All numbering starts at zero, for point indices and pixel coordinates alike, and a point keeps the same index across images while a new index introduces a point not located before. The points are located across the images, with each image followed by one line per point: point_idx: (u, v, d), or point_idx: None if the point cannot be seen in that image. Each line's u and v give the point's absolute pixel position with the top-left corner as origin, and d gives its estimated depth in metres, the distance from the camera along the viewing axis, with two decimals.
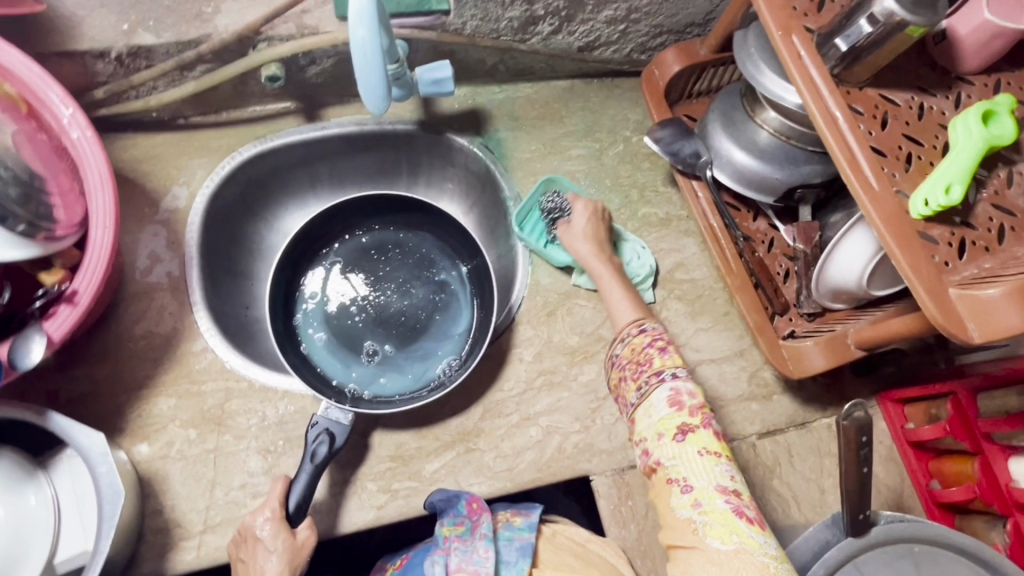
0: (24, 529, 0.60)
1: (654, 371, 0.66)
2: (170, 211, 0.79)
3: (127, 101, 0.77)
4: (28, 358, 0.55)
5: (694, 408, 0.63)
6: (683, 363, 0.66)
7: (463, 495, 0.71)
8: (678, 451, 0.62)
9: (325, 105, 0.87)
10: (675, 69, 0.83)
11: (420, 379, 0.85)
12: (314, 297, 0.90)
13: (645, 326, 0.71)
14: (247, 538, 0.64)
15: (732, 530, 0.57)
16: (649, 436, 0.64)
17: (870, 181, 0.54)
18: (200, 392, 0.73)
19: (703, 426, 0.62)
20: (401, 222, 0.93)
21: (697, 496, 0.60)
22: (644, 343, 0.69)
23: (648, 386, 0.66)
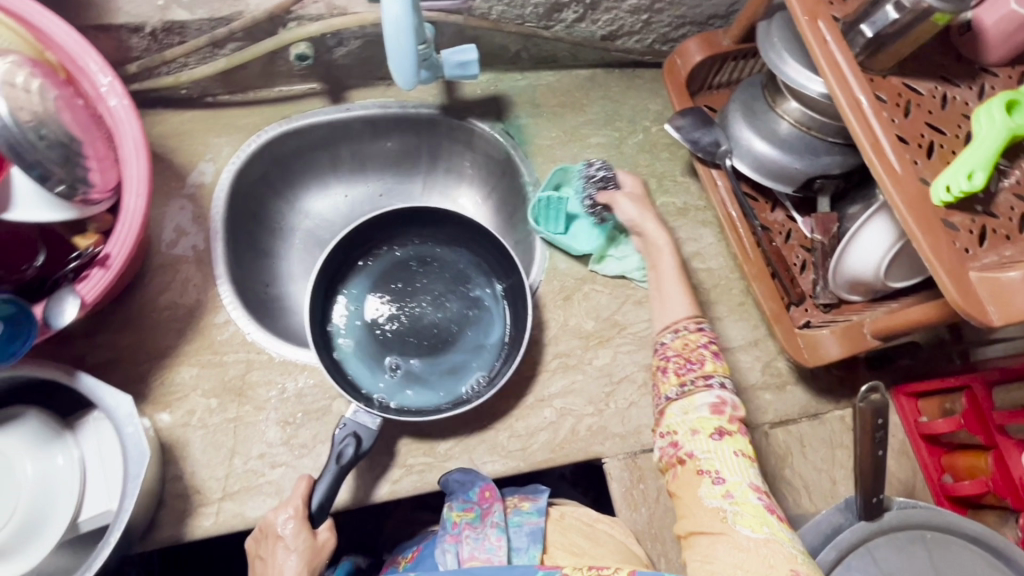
0: (54, 486, 0.62)
1: (703, 373, 0.66)
2: (196, 186, 0.81)
3: (159, 77, 0.79)
4: (61, 318, 0.57)
5: (734, 417, 0.64)
6: (728, 373, 0.67)
7: (477, 479, 0.72)
8: (714, 449, 0.62)
9: (349, 87, 0.88)
10: (697, 59, 0.83)
11: (447, 393, 0.81)
12: (346, 308, 0.85)
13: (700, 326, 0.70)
14: (268, 535, 0.64)
15: (762, 523, 0.57)
16: (681, 431, 0.64)
17: (893, 165, 0.55)
18: (222, 363, 0.74)
19: (740, 432, 0.63)
20: (440, 235, 0.88)
21: (728, 488, 0.59)
22: (698, 343, 0.68)
23: (693, 385, 0.65)
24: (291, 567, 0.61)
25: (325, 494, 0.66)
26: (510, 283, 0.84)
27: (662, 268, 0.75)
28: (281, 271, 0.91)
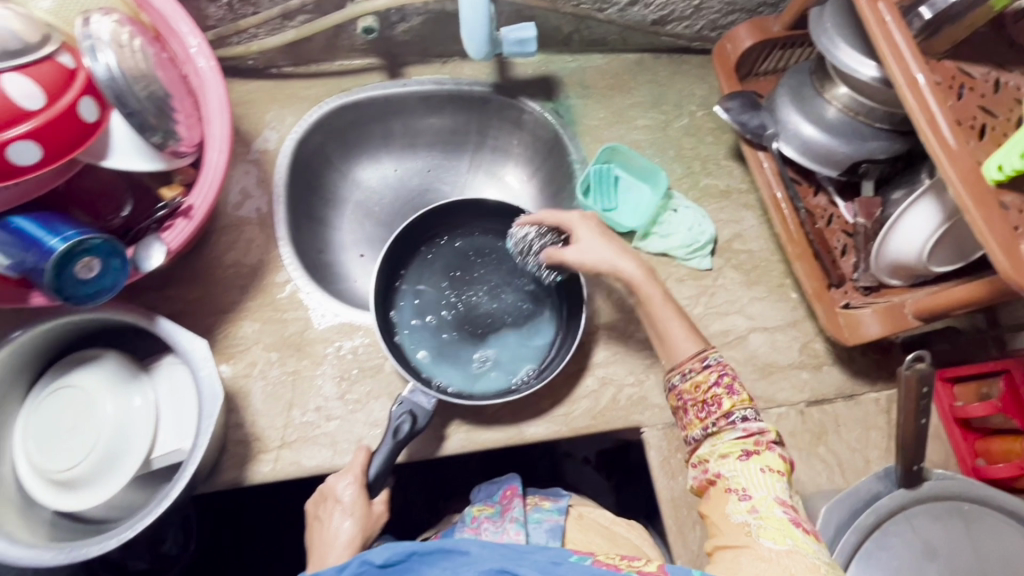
0: (130, 423, 0.66)
1: (723, 412, 0.64)
2: (260, 151, 0.84)
3: (231, 46, 0.83)
4: (148, 262, 0.61)
5: (761, 437, 0.62)
6: (750, 402, 0.64)
7: (501, 484, 0.81)
8: (739, 468, 0.60)
9: (406, 64, 0.92)
10: (747, 44, 0.85)
11: (497, 378, 0.83)
12: (407, 292, 0.88)
13: (707, 359, 0.67)
14: (327, 498, 0.68)
15: (786, 536, 0.55)
16: (711, 458, 0.63)
17: (948, 140, 0.57)
18: (283, 319, 0.78)
19: (768, 448, 0.61)
20: (502, 229, 0.90)
21: (754, 503, 0.58)
22: (710, 381, 0.65)
23: (717, 426, 0.64)
24: (345, 531, 0.66)
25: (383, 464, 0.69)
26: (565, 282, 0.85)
27: (653, 310, 0.70)
28: (334, 240, 0.95)
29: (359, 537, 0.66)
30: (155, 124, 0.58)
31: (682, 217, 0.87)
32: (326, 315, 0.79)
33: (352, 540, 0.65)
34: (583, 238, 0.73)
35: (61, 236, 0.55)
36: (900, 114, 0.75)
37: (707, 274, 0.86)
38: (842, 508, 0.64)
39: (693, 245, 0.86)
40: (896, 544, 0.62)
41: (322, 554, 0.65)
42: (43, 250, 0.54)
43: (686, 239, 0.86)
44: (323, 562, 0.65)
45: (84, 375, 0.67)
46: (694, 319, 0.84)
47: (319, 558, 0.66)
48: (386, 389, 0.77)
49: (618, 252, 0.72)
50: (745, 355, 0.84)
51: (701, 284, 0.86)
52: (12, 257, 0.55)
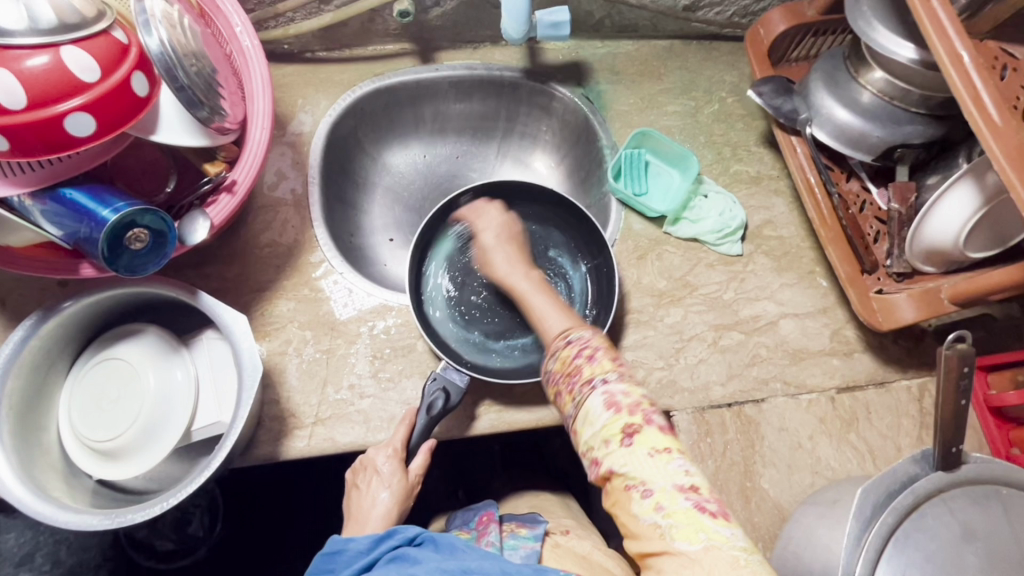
0: (171, 396, 0.68)
1: (584, 380, 0.61)
2: (296, 134, 0.86)
3: (269, 30, 0.85)
4: (194, 235, 0.64)
5: (632, 407, 0.58)
6: (614, 366, 0.61)
7: (480, 510, 0.80)
8: (628, 458, 0.56)
9: (438, 49, 0.93)
10: (781, 29, 0.85)
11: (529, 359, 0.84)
12: (441, 274, 0.88)
13: (570, 336, 0.65)
14: (366, 468, 0.70)
15: (698, 529, 0.52)
16: (596, 446, 0.58)
17: (994, 117, 0.56)
18: (318, 298, 0.79)
19: (647, 425, 0.58)
20: (534, 213, 0.91)
21: (658, 499, 0.54)
22: (572, 356, 0.63)
23: (581, 397, 0.60)
24: (381, 501, 0.68)
25: (419, 438, 0.71)
26: (597, 266, 0.86)
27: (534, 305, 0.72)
28: (364, 223, 0.96)
29: (394, 509, 0.69)
30: (203, 99, 0.60)
31: (712, 203, 0.87)
32: (348, 305, 0.79)
33: (388, 511, 0.68)
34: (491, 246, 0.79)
35: (112, 207, 0.57)
36: (937, 98, 0.75)
37: (737, 260, 0.86)
38: (879, 488, 0.63)
39: (724, 230, 0.85)
40: (934, 525, 0.61)
41: (360, 521, 0.69)
42: (96, 220, 0.56)
43: (716, 224, 0.85)
44: (361, 529, 0.68)
45: (127, 347, 0.69)
46: (724, 304, 0.84)
47: (357, 523, 0.69)
48: (418, 368, 0.78)
49: (511, 259, 0.78)
50: (776, 341, 0.83)
51: (731, 269, 0.86)
52: (65, 227, 0.58)
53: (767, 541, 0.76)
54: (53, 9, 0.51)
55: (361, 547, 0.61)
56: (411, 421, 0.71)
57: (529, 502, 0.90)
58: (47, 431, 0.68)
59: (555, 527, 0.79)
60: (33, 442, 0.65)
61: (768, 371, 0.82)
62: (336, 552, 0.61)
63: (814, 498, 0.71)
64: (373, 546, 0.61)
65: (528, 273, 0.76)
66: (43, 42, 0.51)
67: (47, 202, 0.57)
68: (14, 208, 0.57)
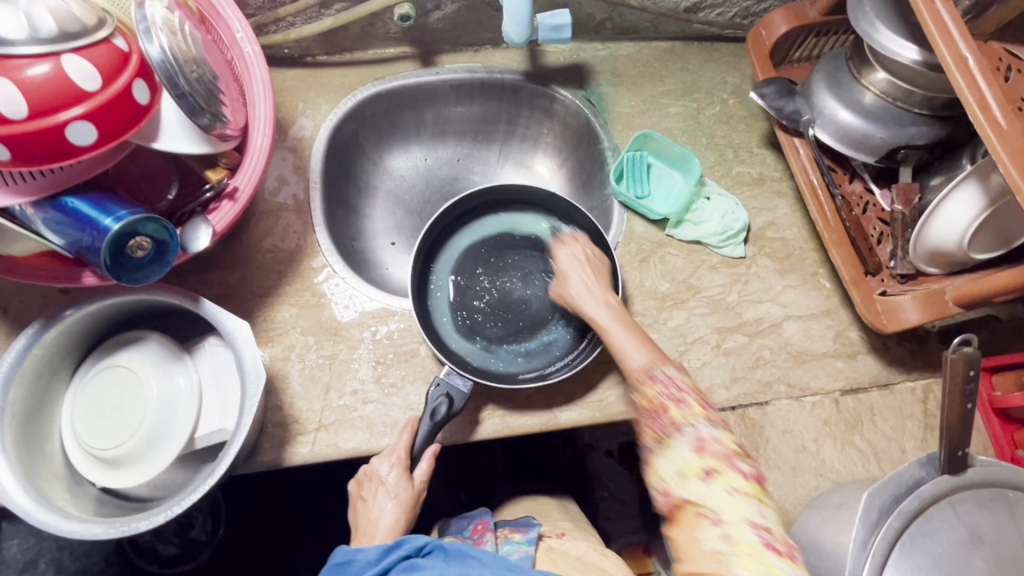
0: (173, 405, 0.67)
1: (672, 421, 0.62)
2: (297, 139, 0.85)
3: (269, 34, 0.85)
4: (196, 243, 0.64)
5: (720, 451, 0.58)
6: (703, 412, 0.63)
7: (473, 519, 0.80)
8: (704, 491, 0.56)
9: (439, 52, 0.93)
10: (783, 30, 0.85)
11: (532, 364, 0.84)
12: (443, 279, 0.88)
13: (655, 372, 0.67)
14: (371, 479, 0.70)
15: (759, 562, 0.51)
16: (671, 477, 0.58)
17: (999, 120, 0.56)
18: (320, 304, 0.79)
19: (731, 467, 0.57)
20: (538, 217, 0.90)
21: (727, 529, 0.53)
22: (659, 395, 0.64)
23: (667, 435, 0.61)
24: (388, 513, 0.69)
25: (423, 444, 0.71)
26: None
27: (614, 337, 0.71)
28: (366, 228, 0.96)
29: (402, 519, 0.69)
30: (205, 105, 0.59)
31: (715, 205, 0.86)
32: (350, 310, 0.79)
33: (395, 522, 0.68)
34: (570, 274, 0.77)
35: (114, 216, 0.57)
36: (940, 98, 0.74)
37: (740, 262, 0.86)
38: (885, 492, 0.62)
39: (727, 232, 0.85)
40: (940, 529, 0.61)
41: (369, 533, 0.69)
42: (98, 229, 0.56)
43: (719, 227, 0.85)
44: (370, 540, 0.68)
45: (129, 355, 0.69)
46: (727, 307, 0.84)
47: (366, 536, 0.69)
48: (421, 373, 0.77)
49: (592, 284, 0.76)
50: (780, 343, 0.83)
51: (734, 272, 0.85)
52: (68, 236, 0.57)
53: None
54: (53, 17, 0.51)
55: (370, 557, 0.61)
56: (414, 428, 0.71)
57: (531, 506, 0.90)
58: (50, 440, 0.68)
59: (548, 530, 0.79)
60: (36, 451, 0.65)
61: (772, 373, 0.82)
62: (345, 562, 0.61)
63: (819, 501, 0.71)
64: (382, 556, 0.61)
65: (606, 298, 0.75)
66: (43, 51, 0.50)
67: (49, 211, 0.57)
68: (16, 217, 0.57)
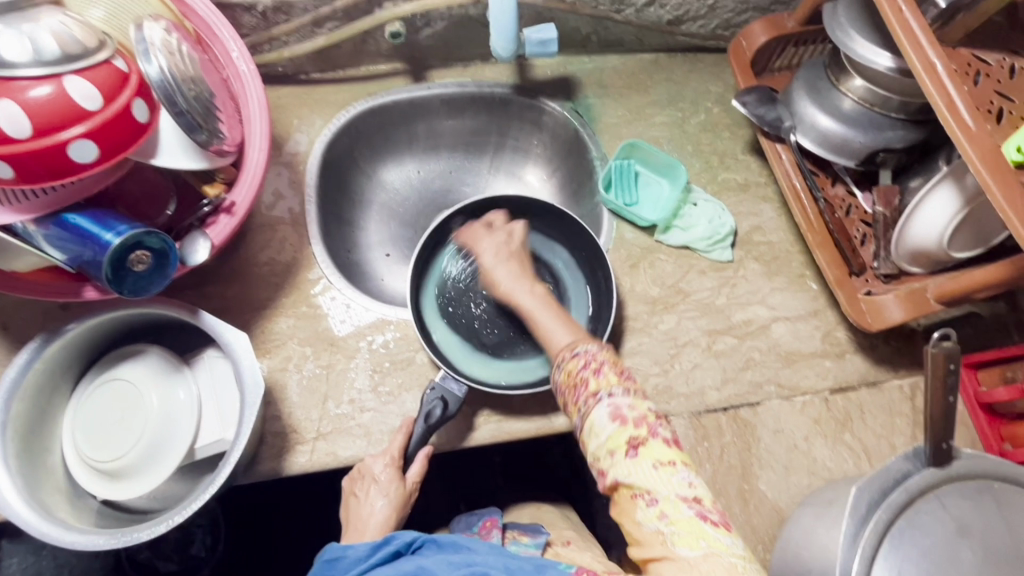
0: (174, 417, 0.69)
1: (590, 392, 0.61)
2: (292, 154, 0.87)
3: (264, 53, 0.87)
4: (195, 256, 0.65)
5: (638, 420, 0.59)
6: (619, 380, 0.61)
7: (482, 516, 0.82)
8: (632, 469, 0.57)
9: (430, 67, 0.95)
10: (762, 40, 0.87)
11: (530, 373, 0.84)
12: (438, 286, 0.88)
13: (576, 349, 0.65)
14: (364, 476, 0.71)
15: (699, 538, 0.54)
16: (602, 456, 0.59)
17: (967, 122, 0.59)
18: (316, 315, 0.80)
19: (652, 437, 0.58)
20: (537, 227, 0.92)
21: (662, 507, 0.55)
22: (579, 368, 0.63)
23: (587, 408, 0.61)
24: (379, 510, 0.69)
25: (417, 445, 0.72)
26: (597, 282, 0.87)
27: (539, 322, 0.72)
28: (361, 240, 0.98)
29: (393, 516, 0.70)
30: (202, 122, 0.61)
31: (702, 211, 0.88)
32: (345, 321, 0.80)
33: (386, 518, 0.70)
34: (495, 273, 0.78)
35: (115, 230, 0.58)
36: (915, 103, 0.77)
37: (728, 266, 0.88)
38: (873, 485, 0.64)
39: (714, 237, 0.87)
40: (929, 521, 0.62)
41: (360, 529, 0.70)
42: (100, 244, 0.58)
43: (706, 232, 0.87)
44: (360, 536, 0.69)
45: (130, 368, 0.70)
46: (717, 310, 0.86)
47: (356, 531, 0.70)
48: (417, 381, 0.79)
49: (516, 278, 0.77)
50: (769, 344, 0.85)
51: (722, 275, 0.87)
52: (69, 251, 0.59)
53: (766, 542, 0.77)
54: (55, 40, 0.53)
55: (359, 553, 0.62)
56: (408, 430, 0.72)
57: (526, 511, 0.91)
58: (51, 453, 0.69)
59: (557, 538, 0.80)
60: (38, 464, 0.66)
61: (762, 374, 0.83)
62: (335, 559, 0.62)
63: (812, 498, 0.72)
64: (372, 552, 0.61)
65: (532, 288, 0.76)
66: (45, 73, 0.52)
67: (50, 227, 0.58)
68: (20, 234, 0.59)
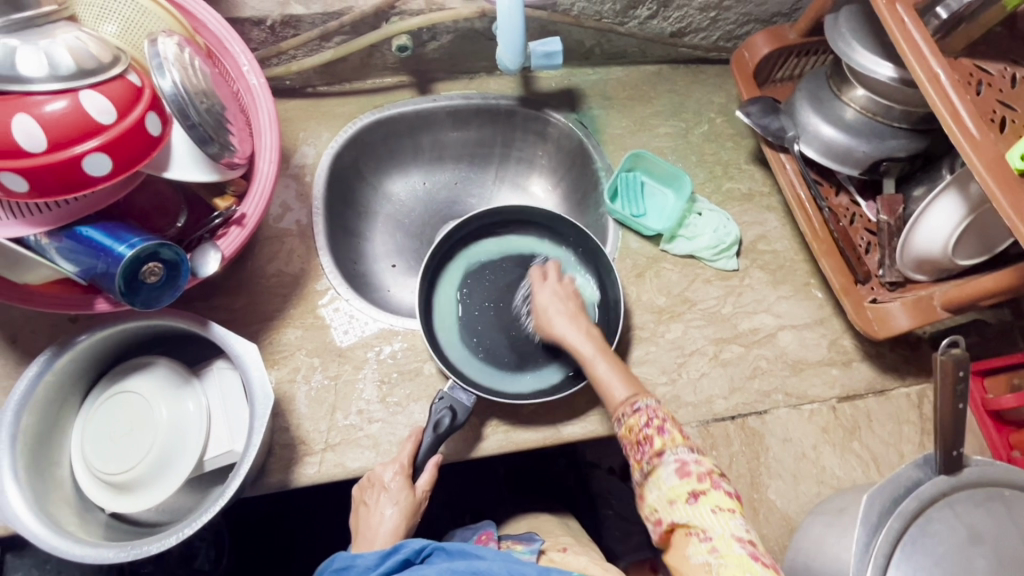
0: (183, 429, 0.69)
1: (655, 450, 0.64)
2: (299, 166, 0.88)
3: (272, 67, 0.88)
4: (205, 267, 0.66)
5: (701, 474, 0.62)
6: (684, 438, 0.65)
7: (476, 530, 0.82)
8: (691, 512, 0.60)
9: (436, 80, 0.96)
10: (765, 51, 0.88)
11: (537, 383, 0.84)
12: (447, 294, 0.89)
13: (638, 404, 0.67)
14: (374, 485, 0.71)
15: (746, 571, 0.55)
16: (660, 505, 0.62)
17: (972, 131, 0.59)
18: (323, 326, 0.81)
19: (713, 488, 0.61)
20: (548, 237, 0.93)
21: (715, 543, 0.57)
22: (641, 424, 0.66)
23: (651, 465, 0.64)
24: (389, 518, 0.69)
25: (427, 453, 0.72)
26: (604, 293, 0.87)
27: (597, 373, 0.71)
28: (367, 251, 0.98)
29: (402, 525, 0.69)
30: (214, 135, 0.62)
31: (706, 221, 0.89)
32: (349, 333, 0.81)
33: (395, 528, 0.69)
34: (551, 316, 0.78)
35: (128, 242, 0.58)
36: (918, 113, 0.77)
37: (734, 275, 0.88)
38: (884, 494, 0.63)
39: (719, 247, 0.87)
40: (941, 530, 0.62)
41: (369, 538, 0.69)
42: (112, 256, 0.58)
43: (711, 241, 0.88)
44: (369, 545, 0.69)
45: (139, 381, 0.70)
46: (723, 318, 0.86)
47: (365, 541, 0.69)
48: (425, 391, 0.79)
49: (568, 320, 0.77)
50: (776, 353, 0.85)
51: (728, 284, 0.88)
52: (82, 263, 0.59)
53: (777, 552, 0.76)
54: (71, 56, 0.54)
55: (369, 562, 0.61)
56: (417, 439, 0.72)
57: (531, 523, 0.90)
58: (59, 466, 0.68)
59: (553, 545, 0.79)
60: (46, 478, 0.66)
61: (769, 383, 0.83)
62: (344, 568, 0.61)
63: (823, 507, 0.72)
64: (381, 561, 0.61)
65: (586, 326, 0.76)
66: (61, 88, 0.53)
67: (63, 240, 0.59)
68: (31, 247, 0.59)
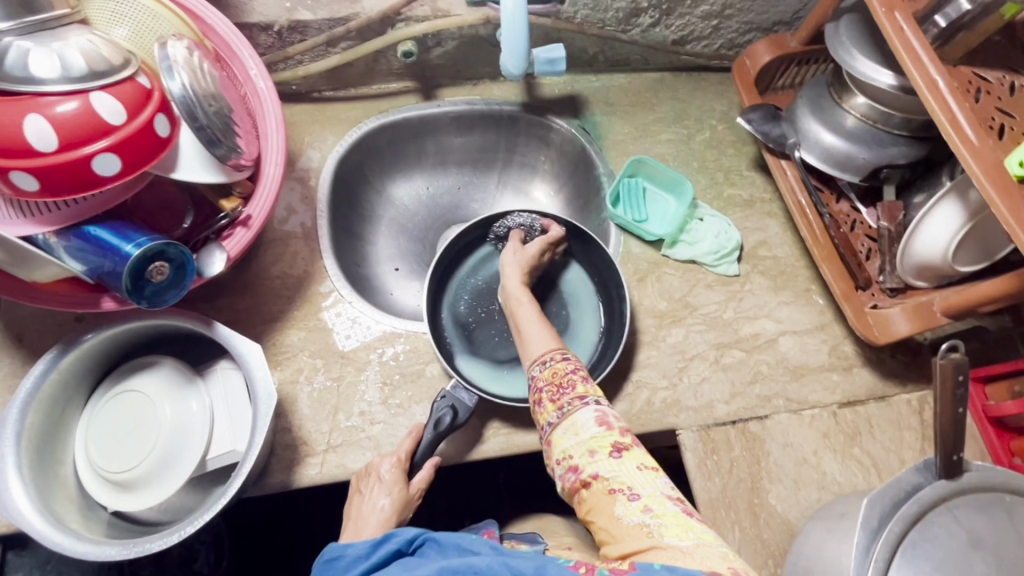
0: (186, 429, 0.69)
1: (577, 395, 0.68)
2: (305, 169, 0.89)
3: (279, 72, 0.89)
4: (211, 267, 0.66)
5: (622, 428, 0.66)
6: (602, 394, 0.69)
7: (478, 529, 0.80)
8: (616, 467, 0.62)
9: (439, 85, 0.98)
10: (766, 59, 0.89)
11: None
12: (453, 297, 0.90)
13: (566, 355, 0.72)
14: (370, 474, 0.72)
15: (687, 529, 0.57)
16: (578, 455, 0.65)
17: (970, 137, 0.60)
18: (325, 328, 0.81)
19: (634, 444, 0.65)
20: None
21: (647, 503, 0.60)
22: (565, 370, 0.70)
23: (570, 407, 0.67)
24: (380, 509, 0.69)
25: (426, 453, 0.73)
26: (609, 299, 0.88)
27: (519, 315, 0.78)
28: (370, 254, 0.99)
29: (393, 517, 0.69)
30: (221, 137, 0.63)
31: (707, 226, 0.89)
32: (351, 337, 0.81)
33: (386, 518, 0.69)
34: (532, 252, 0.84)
35: (135, 242, 0.59)
36: (918, 120, 0.78)
37: (735, 280, 0.89)
38: (884, 498, 0.64)
39: (720, 252, 0.88)
40: (941, 534, 0.62)
41: (358, 524, 0.69)
42: (119, 255, 0.59)
43: (712, 246, 0.88)
44: (358, 533, 0.69)
45: (143, 380, 0.71)
46: (725, 324, 0.86)
47: (354, 527, 0.69)
48: (427, 394, 0.79)
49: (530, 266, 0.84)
50: (776, 358, 0.85)
51: (729, 289, 0.88)
52: (89, 262, 0.60)
53: (777, 558, 0.75)
54: (83, 58, 0.55)
55: (359, 552, 0.61)
56: (417, 435, 0.73)
57: (532, 526, 0.90)
58: (63, 463, 0.69)
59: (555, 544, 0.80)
60: (50, 475, 0.66)
61: (770, 388, 0.84)
62: (334, 559, 0.61)
63: (824, 512, 0.72)
64: (371, 551, 0.61)
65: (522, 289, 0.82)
66: (73, 89, 0.54)
67: (71, 239, 0.60)
68: (39, 245, 0.60)
